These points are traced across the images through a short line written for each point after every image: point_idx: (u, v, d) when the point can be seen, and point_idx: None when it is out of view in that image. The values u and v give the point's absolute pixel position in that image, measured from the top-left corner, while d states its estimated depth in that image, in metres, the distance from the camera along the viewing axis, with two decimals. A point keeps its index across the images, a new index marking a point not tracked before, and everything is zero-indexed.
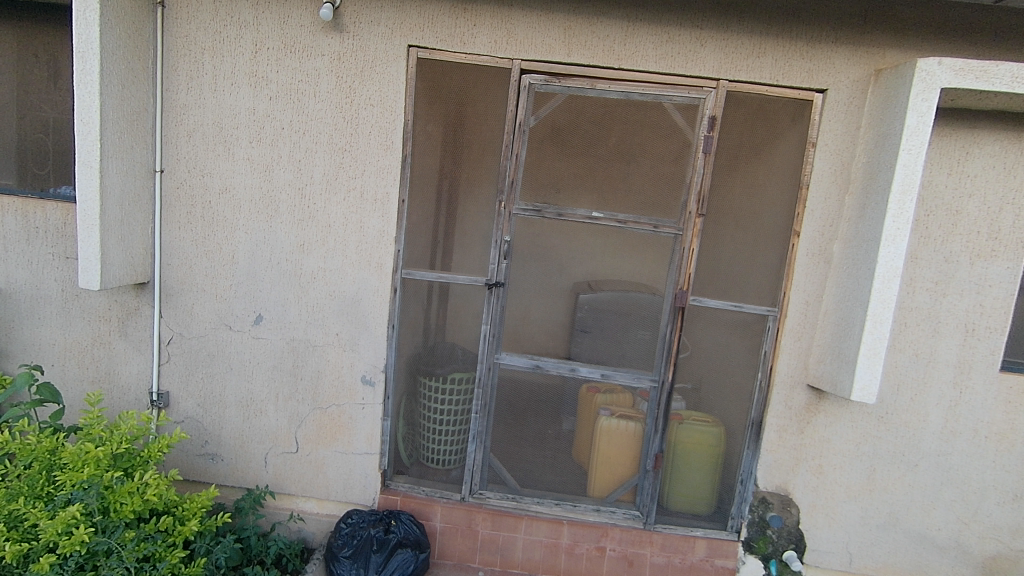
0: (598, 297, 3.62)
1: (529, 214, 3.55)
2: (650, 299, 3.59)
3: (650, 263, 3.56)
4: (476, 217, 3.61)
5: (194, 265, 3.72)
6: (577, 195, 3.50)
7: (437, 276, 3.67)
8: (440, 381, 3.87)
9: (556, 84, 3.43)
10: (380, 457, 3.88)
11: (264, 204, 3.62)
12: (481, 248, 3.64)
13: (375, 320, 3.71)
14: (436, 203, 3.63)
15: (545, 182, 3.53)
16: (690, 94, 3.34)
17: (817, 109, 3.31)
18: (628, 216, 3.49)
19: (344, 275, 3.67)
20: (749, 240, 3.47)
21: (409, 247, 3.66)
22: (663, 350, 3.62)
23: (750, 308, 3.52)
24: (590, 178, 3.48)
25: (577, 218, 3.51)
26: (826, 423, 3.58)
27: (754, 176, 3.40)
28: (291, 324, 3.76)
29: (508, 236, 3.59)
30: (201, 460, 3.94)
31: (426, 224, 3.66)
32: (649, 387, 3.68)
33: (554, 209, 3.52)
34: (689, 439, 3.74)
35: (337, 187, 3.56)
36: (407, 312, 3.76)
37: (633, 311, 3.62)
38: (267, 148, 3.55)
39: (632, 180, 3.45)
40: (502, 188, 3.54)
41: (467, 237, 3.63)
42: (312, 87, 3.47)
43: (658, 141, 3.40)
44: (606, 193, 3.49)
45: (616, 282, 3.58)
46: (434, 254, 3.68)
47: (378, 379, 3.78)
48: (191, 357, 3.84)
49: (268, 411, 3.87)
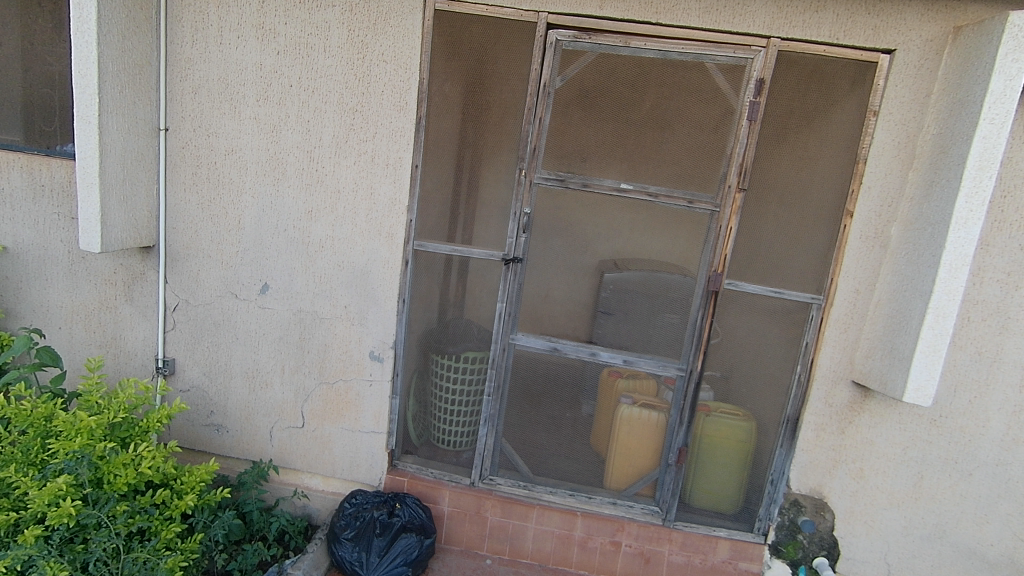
0: (623, 276, 3.35)
1: (552, 184, 3.27)
2: (680, 281, 3.29)
3: (682, 241, 3.25)
4: (495, 185, 3.34)
5: (199, 230, 3.56)
6: (605, 165, 3.20)
7: (451, 250, 3.43)
8: (452, 359, 3.66)
9: (585, 41, 3.10)
10: (388, 437, 3.73)
11: (271, 167, 3.41)
12: (498, 220, 3.38)
13: (384, 293, 3.51)
14: (452, 170, 3.38)
15: (571, 150, 3.23)
16: (735, 54, 2.98)
17: (882, 72, 2.90)
18: (660, 190, 3.18)
19: (354, 245, 3.46)
20: (795, 220, 3.12)
21: (422, 216, 3.42)
22: (692, 338, 3.33)
23: (791, 295, 3.19)
24: (619, 147, 3.17)
25: (603, 190, 3.22)
26: (869, 423, 3.27)
27: (806, 148, 3.03)
28: (297, 295, 3.58)
29: (527, 208, 3.31)
30: (206, 431, 3.85)
31: (442, 192, 3.41)
32: (674, 376, 3.42)
33: (580, 178, 3.23)
34: (717, 433, 3.47)
35: (348, 150, 3.33)
36: (419, 286, 3.53)
37: (660, 294, 3.33)
38: (274, 107, 3.32)
39: (666, 150, 3.13)
40: (523, 155, 3.27)
41: (484, 207, 3.38)
42: (322, 41, 3.22)
43: (697, 106, 3.06)
44: (636, 164, 3.18)
45: (642, 261, 3.29)
46: (449, 225, 3.44)
47: (386, 356, 3.59)
48: (196, 325, 3.71)
49: (273, 384, 3.74)
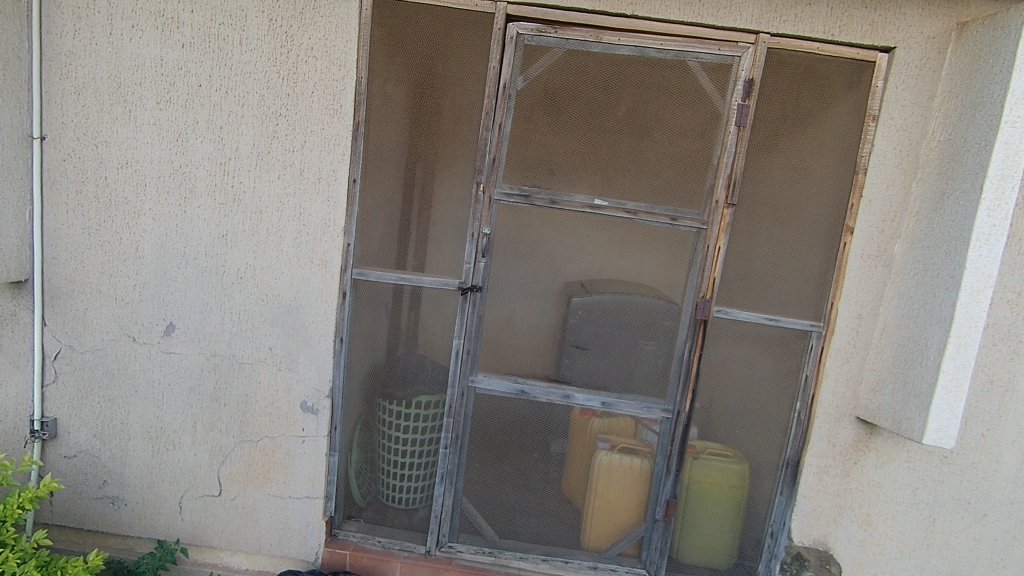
0: (602, 298, 2.94)
1: (515, 200, 2.81)
2: (663, 310, 2.88)
3: (663, 264, 2.85)
4: (448, 202, 2.86)
5: (85, 259, 2.90)
6: (575, 177, 2.78)
7: (398, 278, 2.92)
8: (402, 406, 3.11)
9: (550, 35, 2.69)
10: (325, 502, 3.13)
11: (175, 182, 2.81)
12: (453, 243, 2.89)
13: (318, 332, 2.94)
14: (398, 185, 2.89)
15: (535, 160, 2.79)
16: (720, 51, 2.64)
17: (881, 72, 2.62)
18: (639, 205, 2.77)
19: (280, 275, 2.89)
20: (790, 237, 2.77)
21: (363, 239, 2.89)
22: (679, 374, 2.91)
23: (788, 322, 2.82)
24: (592, 157, 2.77)
25: (574, 207, 2.79)
26: (876, 464, 2.91)
27: (799, 157, 2.71)
28: (212, 336, 2.97)
29: (486, 229, 2.84)
30: (98, 505, 3.14)
31: (387, 212, 2.92)
32: (659, 419, 2.98)
33: (547, 193, 2.79)
34: (706, 478, 3.04)
35: (271, 162, 2.77)
36: (360, 322, 2.98)
37: (641, 325, 2.91)
38: (179, 110, 2.73)
39: (645, 160, 2.75)
40: (480, 166, 2.81)
41: (436, 228, 2.88)
42: (237, 32, 2.68)
43: (679, 111, 2.70)
44: (611, 177, 2.77)
45: (620, 287, 2.86)
46: (395, 250, 2.93)
47: (322, 406, 3.01)
48: (84, 376, 3.03)
49: (183, 444, 3.09)
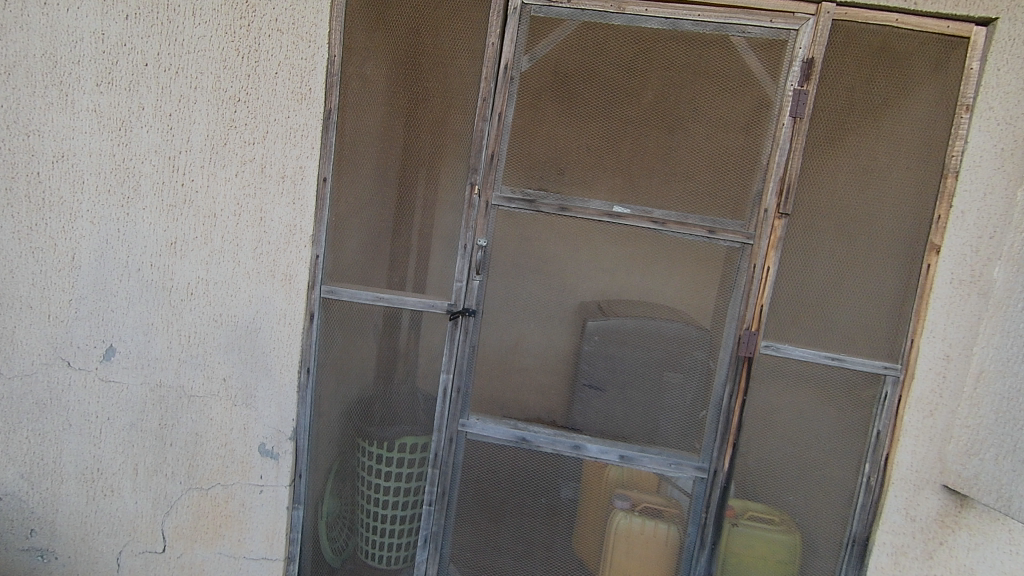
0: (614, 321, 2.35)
1: (518, 205, 2.34)
2: (697, 344, 2.33)
3: (699, 287, 2.30)
4: (437, 208, 2.38)
5: (13, 269, 2.48)
6: (591, 179, 2.30)
7: (375, 297, 2.44)
8: (381, 449, 2.59)
9: (563, 7, 2.25)
10: (287, 563, 2.61)
11: (117, 179, 2.40)
12: (442, 255, 2.41)
13: (280, 361, 2.46)
14: (376, 187, 2.41)
15: (541, 158, 2.31)
16: (772, 24, 2.15)
17: (976, 51, 2.09)
18: (667, 214, 2.28)
19: (236, 292, 2.43)
20: (858, 256, 2.23)
21: (334, 250, 2.42)
22: (716, 424, 2.36)
23: (855, 364, 2.27)
24: (611, 154, 2.29)
25: (589, 215, 2.31)
26: (970, 547, 2.15)
27: (872, 156, 2.17)
28: (156, 362, 2.51)
29: (482, 240, 2.36)
30: (23, 559, 2.67)
31: (364, 218, 2.43)
32: (690, 480, 2.41)
33: (556, 198, 2.32)
34: (747, 551, 2.42)
35: (227, 156, 2.35)
36: (331, 349, 2.50)
37: (668, 360, 2.37)
38: (122, 94, 2.34)
39: (676, 158, 2.25)
40: (476, 164, 2.34)
41: (421, 238, 2.40)
42: (191, 3, 2.29)
43: (719, 99, 2.21)
44: (634, 179, 2.28)
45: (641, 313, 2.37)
46: (373, 264, 2.45)
47: (283, 450, 2.52)
48: (10, 406, 2.59)
49: (122, 489, 2.61)
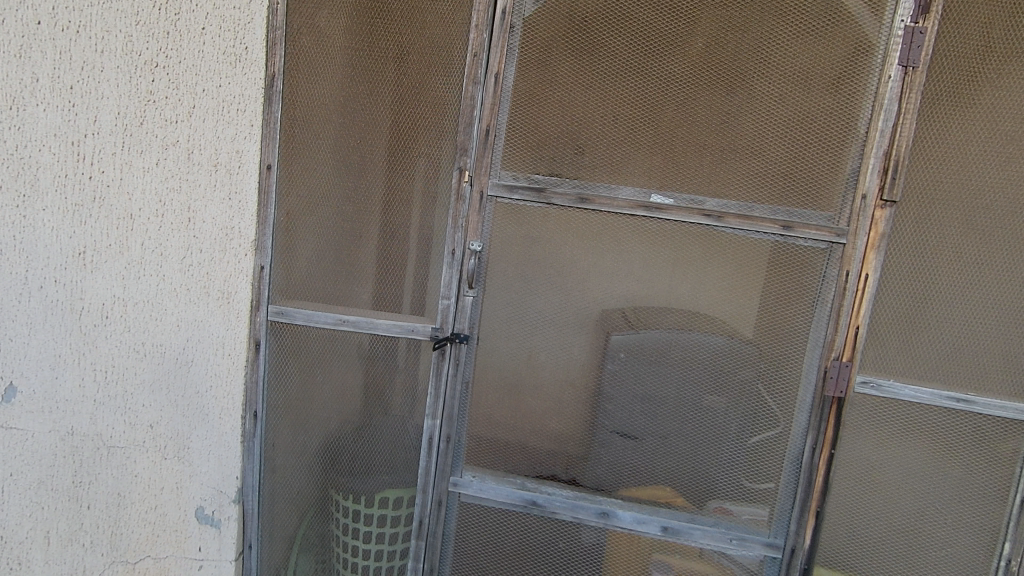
0: (644, 334, 1.77)
1: (523, 197, 1.76)
2: (767, 379, 1.72)
3: (771, 302, 1.69)
4: (415, 202, 1.80)
5: None
6: (619, 159, 1.72)
7: (336, 320, 1.85)
8: (358, 504, 1.93)
9: None
10: None
11: (9, 173, 1.84)
12: (422, 264, 1.81)
13: (218, 403, 1.91)
14: (334, 176, 1.82)
15: (552, 134, 1.74)
16: None
17: None
18: (725, 204, 1.68)
19: (163, 315, 1.89)
20: (997, 257, 1.60)
21: (284, 259, 1.86)
22: (792, 486, 1.73)
23: (994, 406, 1.63)
24: (648, 126, 1.70)
25: (617, 208, 1.72)
26: None
27: (1016, 117, 1.56)
28: (65, 405, 1.97)
29: (475, 244, 1.77)
30: None
31: (319, 217, 1.84)
32: (761, 558, 1.78)
33: (573, 185, 1.74)
34: None
35: (144, 139, 1.82)
36: (284, 388, 1.92)
37: (728, 401, 1.75)
38: (13, 63, 1.80)
39: (736, 127, 1.66)
40: (464, 144, 1.76)
41: (394, 242, 1.81)
42: None
43: (797, 44, 1.61)
44: (678, 159, 1.69)
45: (690, 338, 1.75)
46: (332, 277, 1.86)
47: (226, 516, 1.97)
48: None
49: (28, 568, 2.04)
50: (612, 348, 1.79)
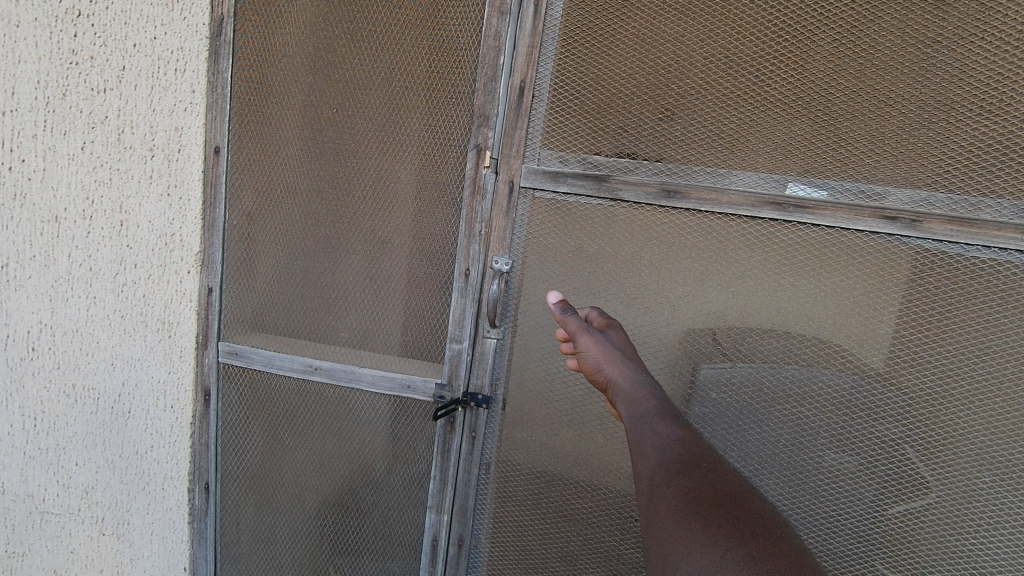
0: (778, 396, 1.09)
1: (575, 189, 1.13)
2: (985, 473, 1.00)
3: (1009, 354, 0.97)
4: (414, 198, 1.22)
5: None
6: (736, 132, 1.06)
7: (306, 367, 1.30)
8: None
9: None
10: None
11: None
12: (424, 290, 1.24)
13: (160, 470, 1.43)
14: (304, 161, 1.26)
15: (626, 93, 1.10)
16: None
17: None
18: (923, 199, 0.98)
19: (95, 350, 1.44)
20: None
21: (241, 278, 1.34)
22: None
23: None
24: (784, 74, 1.03)
25: (728, 206, 1.06)
26: None
27: None
28: None
29: (501, 261, 1.17)
30: None
31: (284, 220, 1.29)
32: None
33: (655, 169, 1.09)
34: None
35: (68, 113, 1.35)
36: (242, 454, 1.40)
37: (906, 502, 1.04)
38: None
39: (950, 65, 0.95)
40: (486, 109, 1.16)
41: (387, 256, 1.25)
42: None
43: None
44: (839, 127, 1.01)
45: (855, 403, 1.05)
46: (303, 305, 1.31)
47: None
48: None
49: None
50: (718, 408, 1.12)
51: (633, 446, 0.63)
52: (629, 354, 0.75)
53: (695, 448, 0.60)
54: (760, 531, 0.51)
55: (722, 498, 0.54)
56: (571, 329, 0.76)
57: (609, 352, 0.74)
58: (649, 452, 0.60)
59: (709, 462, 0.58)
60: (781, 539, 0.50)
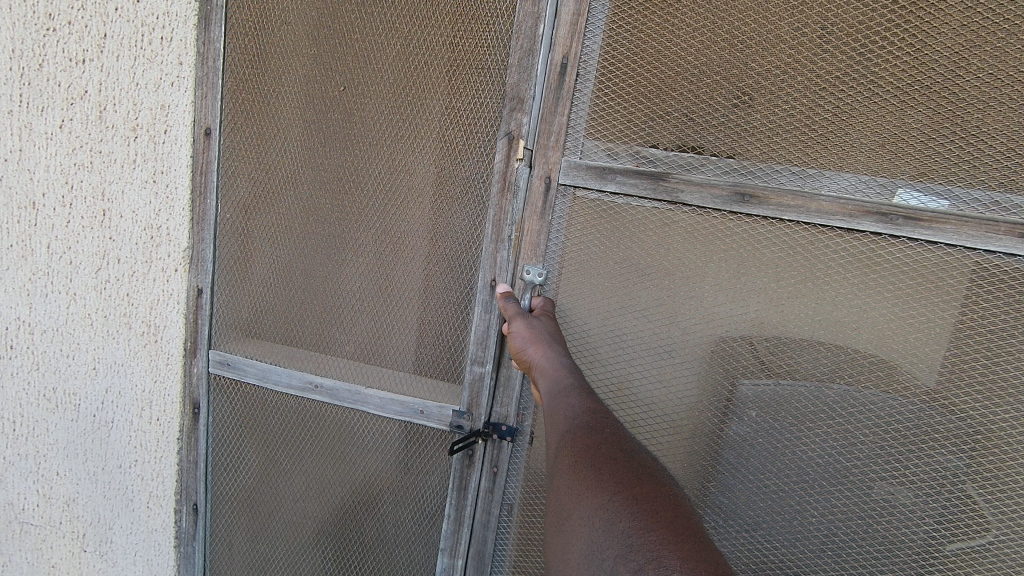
0: (872, 448, 0.89)
1: (626, 187, 0.94)
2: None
3: None
4: (430, 194, 1.04)
5: None
6: (834, 125, 0.85)
7: (305, 384, 1.14)
8: None
9: None
10: None
11: None
12: (441, 302, 1.07)
13: (144, 488, 1.28)
14: (306, 146, 1.09)
15: (697, 73, 0.90)
16: None
17: None
18: None
19: (75, 353, 1.29)
20: None
21: (232, 280, 1.17)
22: None
23: None
24: (906, 51, 0.81)
25: (817, 214, 0.86)
26: None
27: None
28: None
29: (534, 271, 0.99)
30: None
31: (282, 215, 1.12)
32: None
33: (725, 167, 0.90)
34: None
35: (45, 88, 1.19)
36: (234, 474, 1.25)
37: (978, 541, 0.84)
38: None
39: None
40: (520, 89, 0.97)
41: (399, 260, 1.08)
42: None
43: None
44: (972, 121, 0.79)
45: (971, 467, 0.84)
46: (303, 312, 1.15)
47: None
48: None
49: None
50: (785, 453, 0.93)
51: (546, 412, 0.71)
52: (556, 337, 0.86)
53: (597, 410, 0.68)
54: (644, 475, 0.57)
55: (615, 452, 0.61)
56: (508, 315, 0.92)
57: (535, 334, 0.85)
58: (559, 417, 0.68)
59: (606, 421, 0.65)
60: (661, 482, 0.56)
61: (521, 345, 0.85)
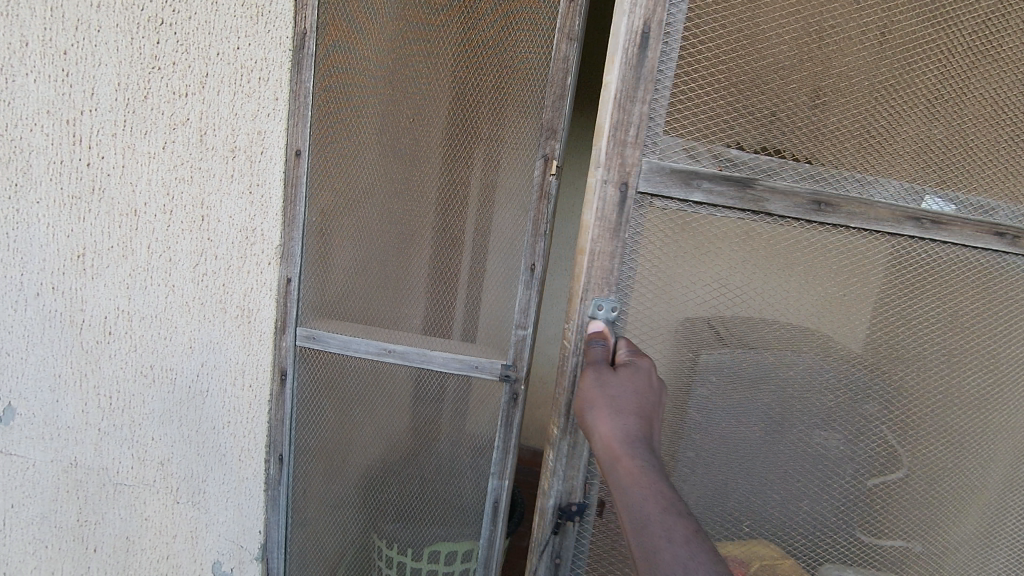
0: None
1: (698, 195, 0.93)
2: None
3: None
4: (481, 200, 1.38)
5: None
6: (938, 108, 0.95)
7: (381, 350, 1.45)
8: (405, 555, 1.60)
9: None
10: None
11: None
12: (488, 283, 1.40)
13: (238, 443, 1.56)
14: (384, 164, 1.41)
15: (847, 18, 0.92)
16: None
17: None
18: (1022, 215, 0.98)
19: (173, 335, 1.54)
20: None
21: (317, 270, 1.47)
22: None
23: None
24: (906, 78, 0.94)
25: (877, 221, 0.96)
26: None
27: None
28: (63, 443, 1.61)
29: (603, 305, 0.96)
30: None
31: (361, 218, 1.44)
32: None
33: (803, 173, 0.95)
34: None
35: (149, 115, 1.44)
36: (315, 428, 1.55)
37: None
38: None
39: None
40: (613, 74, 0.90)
41: (457, 249, 1.42)
42: None
43: None
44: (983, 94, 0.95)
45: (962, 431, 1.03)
46: (379, 294, 1.47)
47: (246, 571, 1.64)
48: None
49: None
50: None
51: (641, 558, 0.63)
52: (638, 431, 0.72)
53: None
54: None
55: None
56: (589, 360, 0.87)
57: (613, 431, 0.73)
58: None
59: None
60: None
61: (608, 436, 0.73)
